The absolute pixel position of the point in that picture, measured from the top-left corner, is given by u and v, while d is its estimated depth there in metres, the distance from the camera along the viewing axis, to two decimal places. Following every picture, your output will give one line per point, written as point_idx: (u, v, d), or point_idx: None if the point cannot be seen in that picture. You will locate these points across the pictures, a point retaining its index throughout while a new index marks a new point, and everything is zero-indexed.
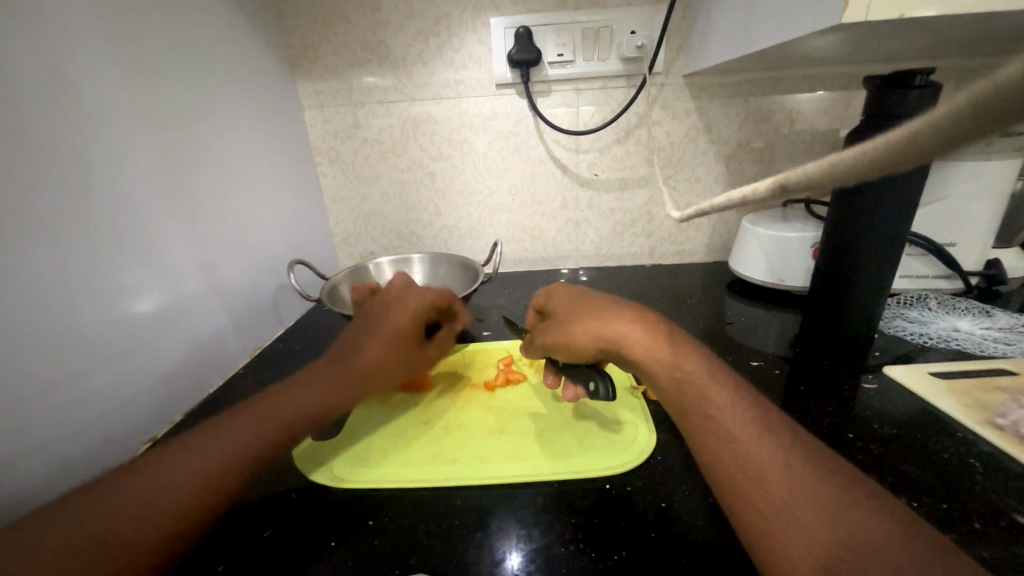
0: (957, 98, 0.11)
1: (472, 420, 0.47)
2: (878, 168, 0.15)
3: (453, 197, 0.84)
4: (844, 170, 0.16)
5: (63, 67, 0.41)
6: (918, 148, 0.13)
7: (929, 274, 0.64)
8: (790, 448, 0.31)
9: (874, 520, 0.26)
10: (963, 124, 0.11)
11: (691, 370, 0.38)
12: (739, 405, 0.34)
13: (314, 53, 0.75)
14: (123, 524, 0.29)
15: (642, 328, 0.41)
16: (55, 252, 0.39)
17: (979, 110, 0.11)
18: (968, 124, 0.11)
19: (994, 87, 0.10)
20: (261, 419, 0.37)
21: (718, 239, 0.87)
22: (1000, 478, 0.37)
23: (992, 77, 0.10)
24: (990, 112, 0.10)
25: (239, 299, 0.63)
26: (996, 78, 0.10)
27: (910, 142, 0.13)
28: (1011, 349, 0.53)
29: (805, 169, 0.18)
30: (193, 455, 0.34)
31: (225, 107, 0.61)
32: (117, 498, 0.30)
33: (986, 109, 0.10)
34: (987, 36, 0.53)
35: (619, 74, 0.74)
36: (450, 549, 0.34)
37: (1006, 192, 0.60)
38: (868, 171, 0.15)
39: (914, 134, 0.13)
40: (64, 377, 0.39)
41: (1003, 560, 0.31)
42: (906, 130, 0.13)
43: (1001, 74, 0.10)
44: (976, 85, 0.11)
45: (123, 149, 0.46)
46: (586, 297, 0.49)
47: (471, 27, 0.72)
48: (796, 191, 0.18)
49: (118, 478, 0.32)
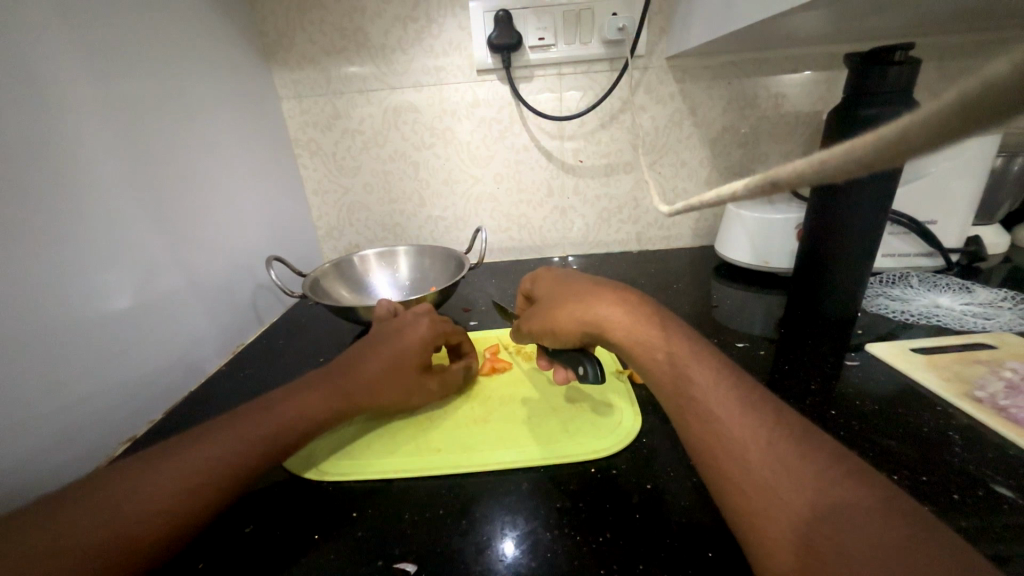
0: (949, 92, 0.10)
1: (458, 409, 0.47)
2: (873, 165, 0.14)
3: (437, 187, 0.83)
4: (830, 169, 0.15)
5: (27, 56, 0.39)
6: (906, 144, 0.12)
7: (911, 253, 0.64)
8: (774, 426, 0.31)
9: (855, 493, 0.26)
10: (950, 120, 0.11)
11: (678, 352, 0.37)
12: (724, 384, 0.34)
13: (289, 41, 0.73)
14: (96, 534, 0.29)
15: (627, 311, 0.41)
16: (22, 250, 0.37)
17: (961, 109, 0.10)
18: (951, 122, 0.11)
19: (1001, 78, 0.09)
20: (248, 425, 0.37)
21: (705, 224, 0.87)
22: (978, 448, 0.38)
23: (987, 71, 0.10)
24: (989, 106, 0.10)
25: (218, 296, 0.62)
26: (985, 75, 0.10)
27: (896, 140, 0.13)
28: (989, 323, 0.54)
29: (788, 168, 0.17)
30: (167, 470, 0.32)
31: (199, 99, 0.60)
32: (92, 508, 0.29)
33: (982, 106, 0.10)
34: (968, 11, 0.53)
35: (601, 58, 0.73)
36: (436, 538, 0.33)
37: (986, 168, 0.60)
38: (859, 168, 0.14)
39: (899, 132, 0.12)
40: (40, 380, 0.38)
41: (980, 528, 0.31)
42: (894, 128, 0.12)
43: (998, 67, 0.10)
44: (969, 80, 0.10)
45: (91, 145, 0.44)
46: (572, 281, 0.48)
47: (450, 11, 0.71)
48: (782, 189, 0.17)
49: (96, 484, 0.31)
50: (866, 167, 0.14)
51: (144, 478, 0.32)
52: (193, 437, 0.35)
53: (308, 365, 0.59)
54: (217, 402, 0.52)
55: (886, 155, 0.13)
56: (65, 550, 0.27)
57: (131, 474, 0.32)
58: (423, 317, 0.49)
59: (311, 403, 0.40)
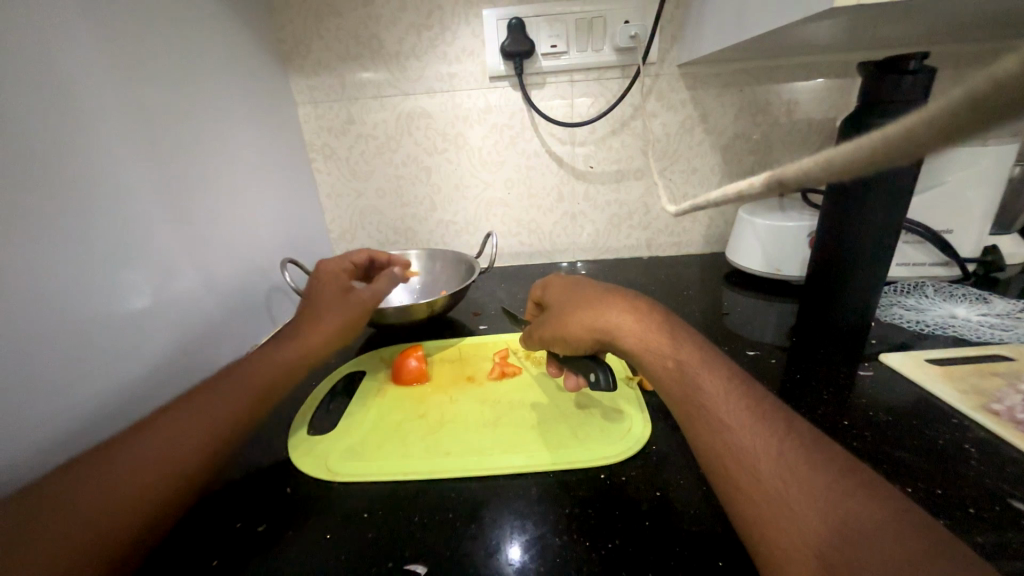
0: (959, 89, 0.10)
1: (467, 413, 0.47)
2: (884, 162, 0.14)
3: (448, 192, 0.84)
4: (841, 166, 0.15)
5: (54, 65, 0.40)
6: (916, 142, 0.12)
7: (927, 262, 0.64)
8: (784, 436, 0.31)
9: (867, 507, 0.26)
10: (960, 119, 0.11)
11: (687, 360, 0.37)
12: (732, 392, 0.34)
13: (306, 47, 0.75)
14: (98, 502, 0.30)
15: (637, 319, 0.41)
16: (44, 250, 0.39)
17: (974, 105, 0.10)
18: (963, 121, 0.11)
19: (1006, 78, 0.09)
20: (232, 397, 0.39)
21: (716, 231, 0.87)
22: (995, 462, 0.37)
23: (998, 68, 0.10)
24: (996, 104, 0.10)
25: (233, 297, 0.63)
26: (995, 71, 0.10)
27: (906, 139, 0.13)
28: (1007, 335, 0.53)
29: (798, 166, 0.18)
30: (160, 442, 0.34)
31: (217, 103, 0.61)
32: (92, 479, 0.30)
33: (991, 102, 0.10)
34: (984, 20, 0.53)
35: (613, 65, 0.73)
36: (445, 542, 0.34)
37: (1003, 178, 0.60)
38: (870, 164, 0.14)
39: (908, 131, 0.12)
40: (62, 378, 0.39)
41: (997, 544, 0.31)
42: (904, 125, 0.12)
43: (1010, 64, 0.10)
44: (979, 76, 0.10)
45: (113, 149, 0.45)
46: (582, 288, 0.48)
47: (463, 19, 0.72)
48: (791, 187, 0.18)
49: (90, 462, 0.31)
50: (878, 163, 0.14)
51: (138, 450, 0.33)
52: (182, 409, 0.36)
53: None
54: None
55: (893, 151, 0.13)
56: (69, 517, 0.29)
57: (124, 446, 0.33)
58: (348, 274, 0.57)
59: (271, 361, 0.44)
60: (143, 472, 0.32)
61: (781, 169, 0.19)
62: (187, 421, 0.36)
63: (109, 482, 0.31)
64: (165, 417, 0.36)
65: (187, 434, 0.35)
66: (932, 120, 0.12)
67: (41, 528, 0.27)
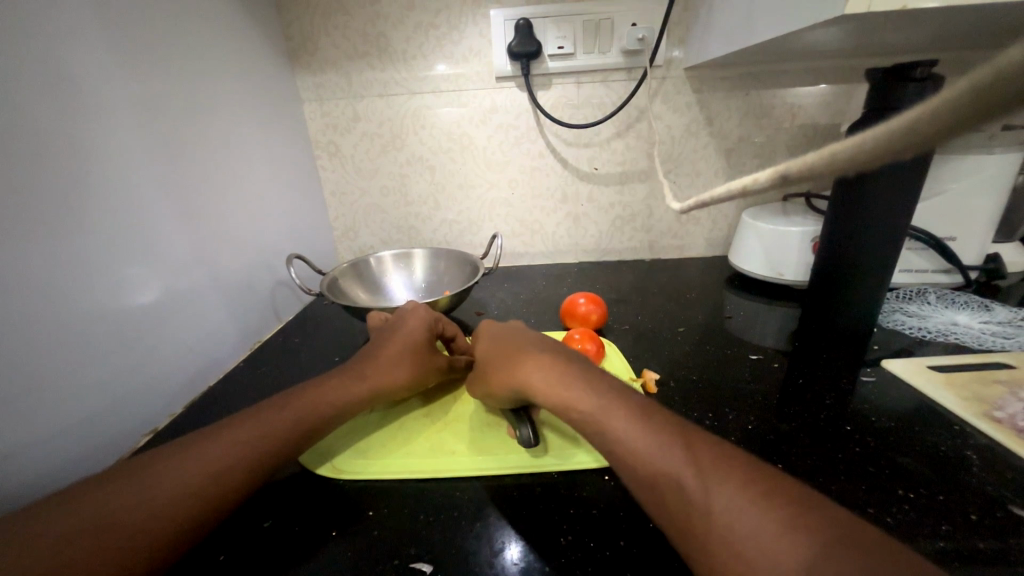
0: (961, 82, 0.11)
1: (472, 412, 0.47)
2: (884, 155, 0.14)
3: (452, 191, 0.84)
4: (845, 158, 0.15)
5: (65, 61, 0.41)
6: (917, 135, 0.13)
7: (928, 269, 0.64)
8: (713, 485, 0.28)
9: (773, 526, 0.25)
10: (964, 112, 0.11)
11: (585, 407, 0.35)
12: (656, 437, 0.31)
13: (313, 44, 0.75)
14: (127, 514, 0.30)
15: (543, 369, 0.39)
16: (51, 245, 0.39)
17: (978, 96, 0.10)
18: (967, 112, 0.11)
19: (1005, 68, 0.10)
20: (276, 420, 0.38)
21: (718, 234, 0.87)
22: (997, 470, 0.37)
23: (999, 60, 0.10)
24: (992, 96, 0.10)
25: (237, 294, 0.63)
26: (999, 63, 0.10)
27: (908, 130, 0.13)
28: (1009, 343, 0.53)
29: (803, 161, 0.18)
30: (200, 457, 0.34)
31: (225, 97, 0.62)
32: (130, 489, 0.31)
33: (986, 96, 0.10)
34: (990, 29, 0.53)
35: (619, 67, 0.73)
36: (452, 540, 0.34)
37: (1006, 186, 0.60)
38: (870, 156, 0.15)
39: (911, 124, 0.13)
40: (63, 374, 0.39)
41: (998, 550, 0.31)
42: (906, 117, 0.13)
43: (1009, 56, 0.10)
44: (981, 69, 0.10)
45: (122, 146, 0.46)
46: (506, 337, 0.46)
47: (471, 19, 0.72)
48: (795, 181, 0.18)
49: (131, 472, 0.32)
50: (880, 156, 0.14)
51: (177, 464, 0.33)
52: (229, 427, 0.36)
53: (323, 363, 0.60)
54: (235, 398, 0.54)
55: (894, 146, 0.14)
56: (105, 531, 0.29)
57: (166, 459, 0.33)
58: (422, 310, 0.53)
59: (328, 393, 0.42)
60: (176, 486, 0.32)
61: (786, 164, 0.19)
62: (219, 445, 0.35)
63: (143, 495, 0.31)
64: (211, 432, 0.36)
65: (216, 457, 0.34)
66: (933, 113, 0.12)
67: (76, 538, 0.28)
